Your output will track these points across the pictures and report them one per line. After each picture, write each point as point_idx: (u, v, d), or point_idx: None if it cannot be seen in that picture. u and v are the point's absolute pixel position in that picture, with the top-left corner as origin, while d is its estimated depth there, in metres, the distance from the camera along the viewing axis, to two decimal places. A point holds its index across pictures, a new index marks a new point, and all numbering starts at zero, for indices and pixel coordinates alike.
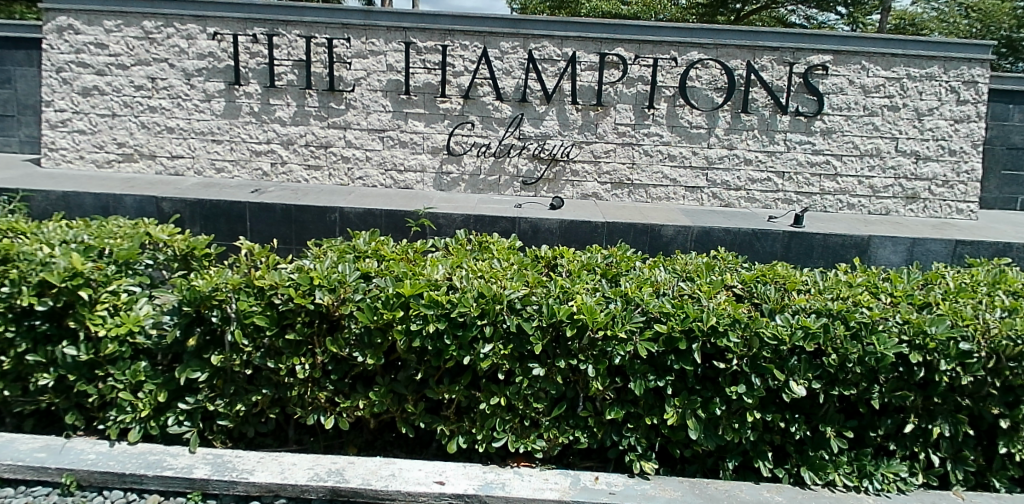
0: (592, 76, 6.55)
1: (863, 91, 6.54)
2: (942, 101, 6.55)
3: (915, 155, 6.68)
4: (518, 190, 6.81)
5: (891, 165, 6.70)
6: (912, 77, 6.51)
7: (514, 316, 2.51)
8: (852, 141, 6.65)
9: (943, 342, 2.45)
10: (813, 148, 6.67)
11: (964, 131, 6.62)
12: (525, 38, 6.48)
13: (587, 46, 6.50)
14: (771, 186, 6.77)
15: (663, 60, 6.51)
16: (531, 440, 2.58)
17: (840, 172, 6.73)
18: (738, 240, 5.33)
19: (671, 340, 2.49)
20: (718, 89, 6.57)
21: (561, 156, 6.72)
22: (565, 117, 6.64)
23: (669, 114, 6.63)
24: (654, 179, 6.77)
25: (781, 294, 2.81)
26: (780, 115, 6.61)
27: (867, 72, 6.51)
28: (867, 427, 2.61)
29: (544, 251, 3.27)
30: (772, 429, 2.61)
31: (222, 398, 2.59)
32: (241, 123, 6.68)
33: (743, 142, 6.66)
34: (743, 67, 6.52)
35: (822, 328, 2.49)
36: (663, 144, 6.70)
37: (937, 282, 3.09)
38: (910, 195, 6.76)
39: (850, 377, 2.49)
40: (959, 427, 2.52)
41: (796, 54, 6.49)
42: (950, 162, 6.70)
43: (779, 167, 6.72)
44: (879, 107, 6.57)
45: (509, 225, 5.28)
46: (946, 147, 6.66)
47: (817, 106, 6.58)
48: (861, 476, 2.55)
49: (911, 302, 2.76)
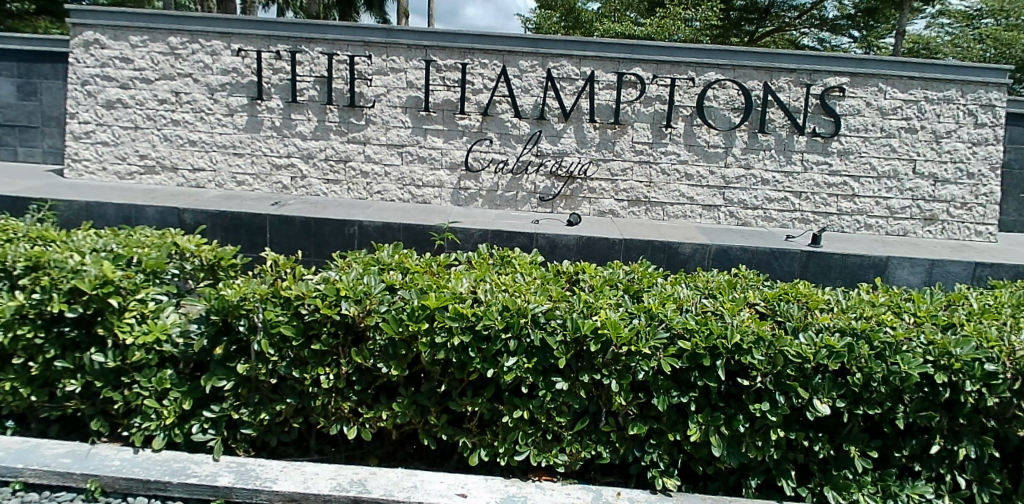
0: (609, 94, 6.62)
1: (880, 113, 6.57)
2: (959, 124, 6.57)
3: (933, 178, 6.69)
4: (535, 206, 6.86)
5: (910, 187, 6.70)
6: (931, 100, 6.53)
7: (538, 330, 2.53)
8: (869, 163, 6.67)
9: (968, 363, 2.45)
10: (830, 170, 6.69)
11: (982, 154, 6.63)
12: (544, 57, 6.57)
13: (605, 65, 6.57)
14: (788, 206, 6.78)
15: (680, 80, 6.57)
16: (553, 455, 2.58)
17: (857, 193, 6.74)
18: (757, 259, 5.32)
19: (694, 356, 2.51)
20: (734, 110, 6.61)
21: (578, 174, 6.77)
22: (582, 135, 6.70)
23: (687, 133, 6.67)
24: (671, 197, 6.81)
25: (804, 312, 2.80)
26: (797, 135, 6.64)
27: (884, 94, 6.54)
28: (892, 447, 2.61)
29: (565, 266, 3.27)
30: (795, 448, 2.60)
31: (247, 407, 2.61)
32: (262, 138, 6.77)
33: (760, 162, 6.69)
34: (760, 88, 6.57)
35: (846, 348, 2.50)
36: (680, 163, 6.74)
37: (959, 303, 3.07)
38: (928, 217, 6.76)
39: (874, 396, 2.49)
40: (986, 449, 2.50)
41: (814, 76, 6.53)
42: (969, 185, 6.70)
43: (796, 187, 6.75)
44: (897, 129, 6.59)
45: (527, 240, 5.30)
46: (964, 170, 6.67)
47: (834, 127, 6.61)
48: (886, 496, 2.55)
49: (934, 323, 2.75)
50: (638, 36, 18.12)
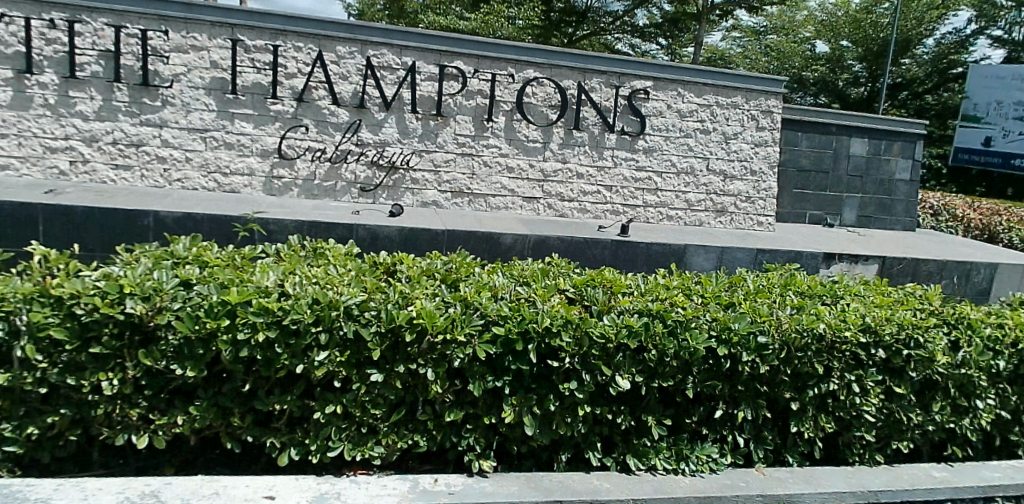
0: (431, 86, 6.65)
1: (678, 115, 7.26)
2: (744, 127, 7.46)
3: (723, 174, 7.53)
4: (356, 196, 6.71)
5: (704, 182, 7.49)
6: (720, 105, 7.35)
7: (351, 322, 2.48)
8: (670, 160, 7.36)
9: (744, 337, 2.80)
10: (637, 165, 7.28)
11: (762, 154, 7.60)
12: (363, 45, 6.43)
13: (427, 57, 6.59)
14: (601, 198, 7.27)
15: (500, 75, 6.77)
16: (368, 448, 2.55)
17: (660, 187, 7.40)
18: (572, 248, 5.63)
19: (507, 341, 2.62)
20: (552, 107, 6.95)
21: (401, 164, 6.73)
22: (404, 126, 6.67)
23: (507, 128, 6.90)
24: (493, 189, 6.98)
25: (608, 296, 3.01)
26: (608, 133, 7.14)
27: (682, 98, 7.24)
28: (683, 414, 2.89)
29: (382, 257, 3.24)
30: (601, 422, 2.80)
31: (9, 422, 2.28)
32: (31, 116, 5.92)
33: (576, 157, 7.11)
34: (574, 87, 6.98)
35: (643, 327, 2.74)
36: (502, 156, 6.94)
37: (739, 285, 3.47)
38: (719, 209, 7.60)
39: (668, 370, 2.76)
40: (759, 410, 2.88)
41: (621, 78, 7.06)
42: (752, 181, 7.63)
43: (608, 181, 7.25)
44: (693, 130, 7.34)
45: (345, 231, 5.19)
46: (748, 167, 7.59)
47: (640, 126, 7.20)
48: (679, 459, 2.81)
49: (718, 302, 3.07)
50: (462, 31, 18.47)
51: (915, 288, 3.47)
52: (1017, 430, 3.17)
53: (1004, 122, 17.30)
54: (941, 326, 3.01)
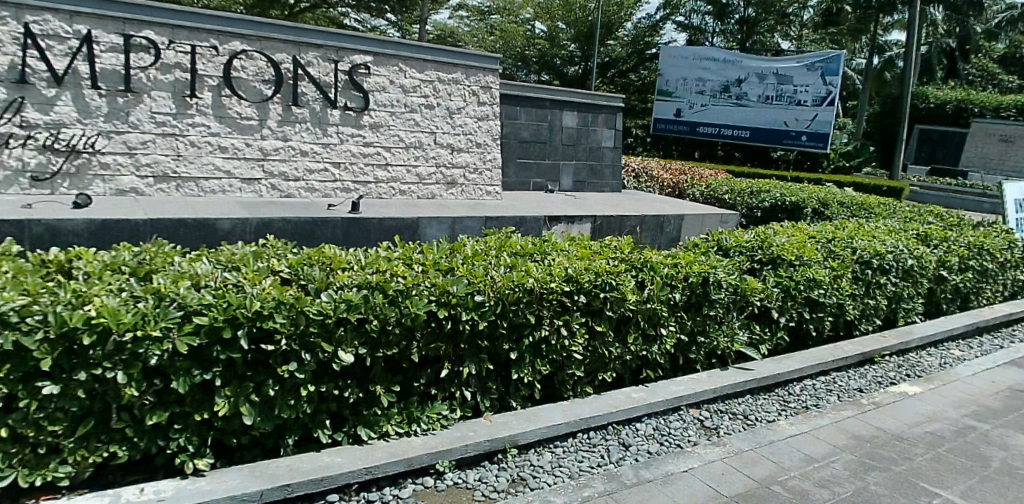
0: (115, 58, 5.04)
1: (402, 89, 6.35)
2: (466, 101, 6.78)
3: (450, 147, 6.76)
4: (26, 188, 4.88)
5: (433, 155, 6.65)
6: (442, 80, 6.57)
7: (8, 331, 2.15)
8: (398, 134, 6.39)
9: (462, 298, 2.96)
10: (364, 141, 6.22)
11: (485, 128, 6.98)
12: (18, 8, 4.65)
13: (106, 24, 4.98)
14: (330, 176, 6.11)
15: (202, 48, 5.35)
16: (51, 469, 2.28)
17: (390, 162, 6.40)
18: (299, 231, 4.78)
19: (213, 330, 2.48)
20: (266, 81, 5.66)
21: (84, 148, 5.02)
22: (84, 105, 4.97)
23: (215, 105, 5.47)
24: (204, 171, 5.50)
25: (326, 273, 2.99)
26: (330, 109, 6.00)
27: (404, 73, 6.34)
28: (411, 378, 2.99)
29: (54, 255, 2.86)
30: (327, 399, 2.79)
31: None
32: None
33: (298, 134, 5.88)
34: (289, 61, 5.74)
35: (362, 299, 2.77)
36: (212, 135, 5.49)
37: (459, 250, 3.50)
38: (450, 181, 6.81)
39: (390, 338, 2.84)
40: (483, 364, 3.07)
41: (340, 53, 5.97)
42: (478, 154, 6.96)
43: (335, 157, 6.10)
44: (418, 105, 6.47)
45: (15, 230, 3.81)
46: (473, 140, 6.91)
47: (363, 102, 6.15)
48: (410, 421, 2.94)
49: (438, 268, 3.17)
50: None
51: (612, 240, 3.93)
52: (695, 349, 3.67)
53: (689, 96, 19.87)
54: (630, 270, 3.46)
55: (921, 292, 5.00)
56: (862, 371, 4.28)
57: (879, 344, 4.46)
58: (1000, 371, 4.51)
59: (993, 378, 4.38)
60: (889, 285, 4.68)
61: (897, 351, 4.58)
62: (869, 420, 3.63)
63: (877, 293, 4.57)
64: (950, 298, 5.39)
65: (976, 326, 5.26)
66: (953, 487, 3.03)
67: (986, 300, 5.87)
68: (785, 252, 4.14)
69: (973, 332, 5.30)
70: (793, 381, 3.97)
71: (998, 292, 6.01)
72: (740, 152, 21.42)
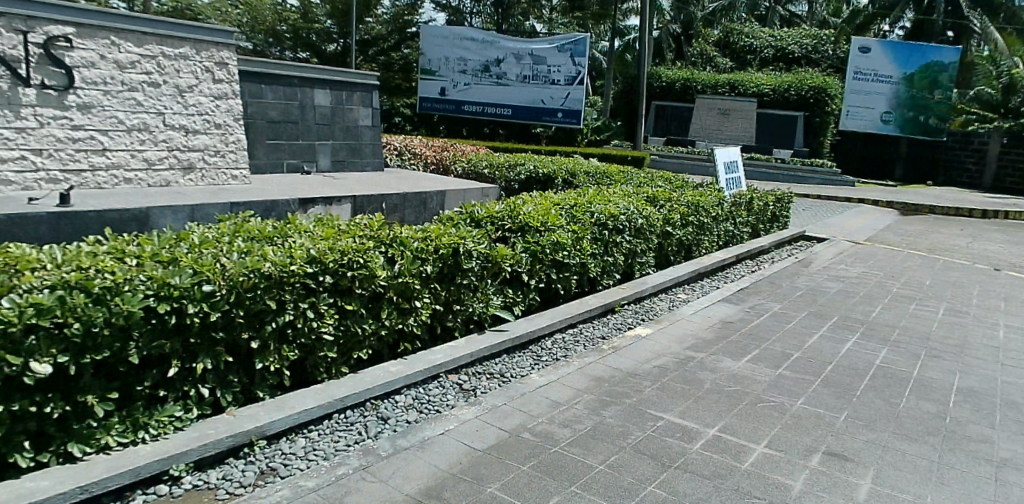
0: None
1: (117, 66, 6.00)
2: (198, 79, 6.69)
3: (183, 129, 6.62)
4: None
5: (162, 138, 6.45)
6: (166, 56, 6.38)
7: None
8: (116, 116, 6.05)
9: (187, 289, 2.80)
10: (73, 124, 5.75)
11: (223, 107, 6.95)
12: None
13: None
14: (29, 165, 5.51)
15: None
16: None
17: (109, 146, 6.04)
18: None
19: None
20: None
21: None
22: None
23: None
24: None
25: (7, 276, 2.57)
26: (23, 87, 5.41)
27: (118, 48, 6.00)
28: (132, 383, 2.72)
29: None
30: (21, 418, 2.38)
31: None
32: None
33: None
34: None
35: (56, 301, 2.43)
36: None
37: (183, 239, 3.35)
38: (185, 165, 6.67)
39: (99, 341, 2.52)
40: (218, 357, 2.95)
41: (30, 22, 5.44)
42: (217, 135, 6.95)
43: (35, 143, 5.53)
44: (139, 84, 6.19)
45: None
46: (210, 121, 6.86)
47: (67, 80, 5.67)
48: (136, 429, 2.68)
49: (157, 261, 2.97)
50: None
51: (362, 218, 4.13)
52: (451, 317, 4.05)
53: (452, 75, 21.89)
54: (378, 247, 3.68)
55: (651, 247, 6.06)
56: (604, 320, 5.06)
57: (618, 294, 5.29)
58: (713, 308, 5.66)
59: (707, 313, 5.53)
60: (624, 242, 5.59)
61: (633, 299, 5.48)
62: (607, 362, 4.31)
63: (614, 250, 5.46)
64: (677, 250, 6.60)
65: (698, 271, 6.50)
66: (673, 409, 3.79)
67: (705, 250, 7.22)
68: (530, 218, 4.81)
69: (697, 277, 6.55)
70: (545, 335, 4.56)
71: (715, 242, 7.41)
72: (505, 130, 23.96)
